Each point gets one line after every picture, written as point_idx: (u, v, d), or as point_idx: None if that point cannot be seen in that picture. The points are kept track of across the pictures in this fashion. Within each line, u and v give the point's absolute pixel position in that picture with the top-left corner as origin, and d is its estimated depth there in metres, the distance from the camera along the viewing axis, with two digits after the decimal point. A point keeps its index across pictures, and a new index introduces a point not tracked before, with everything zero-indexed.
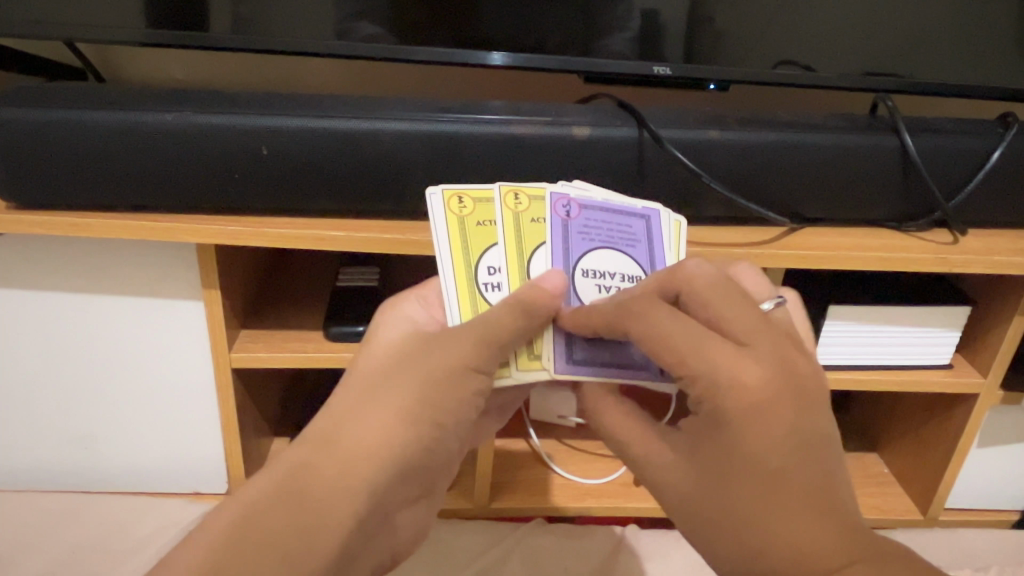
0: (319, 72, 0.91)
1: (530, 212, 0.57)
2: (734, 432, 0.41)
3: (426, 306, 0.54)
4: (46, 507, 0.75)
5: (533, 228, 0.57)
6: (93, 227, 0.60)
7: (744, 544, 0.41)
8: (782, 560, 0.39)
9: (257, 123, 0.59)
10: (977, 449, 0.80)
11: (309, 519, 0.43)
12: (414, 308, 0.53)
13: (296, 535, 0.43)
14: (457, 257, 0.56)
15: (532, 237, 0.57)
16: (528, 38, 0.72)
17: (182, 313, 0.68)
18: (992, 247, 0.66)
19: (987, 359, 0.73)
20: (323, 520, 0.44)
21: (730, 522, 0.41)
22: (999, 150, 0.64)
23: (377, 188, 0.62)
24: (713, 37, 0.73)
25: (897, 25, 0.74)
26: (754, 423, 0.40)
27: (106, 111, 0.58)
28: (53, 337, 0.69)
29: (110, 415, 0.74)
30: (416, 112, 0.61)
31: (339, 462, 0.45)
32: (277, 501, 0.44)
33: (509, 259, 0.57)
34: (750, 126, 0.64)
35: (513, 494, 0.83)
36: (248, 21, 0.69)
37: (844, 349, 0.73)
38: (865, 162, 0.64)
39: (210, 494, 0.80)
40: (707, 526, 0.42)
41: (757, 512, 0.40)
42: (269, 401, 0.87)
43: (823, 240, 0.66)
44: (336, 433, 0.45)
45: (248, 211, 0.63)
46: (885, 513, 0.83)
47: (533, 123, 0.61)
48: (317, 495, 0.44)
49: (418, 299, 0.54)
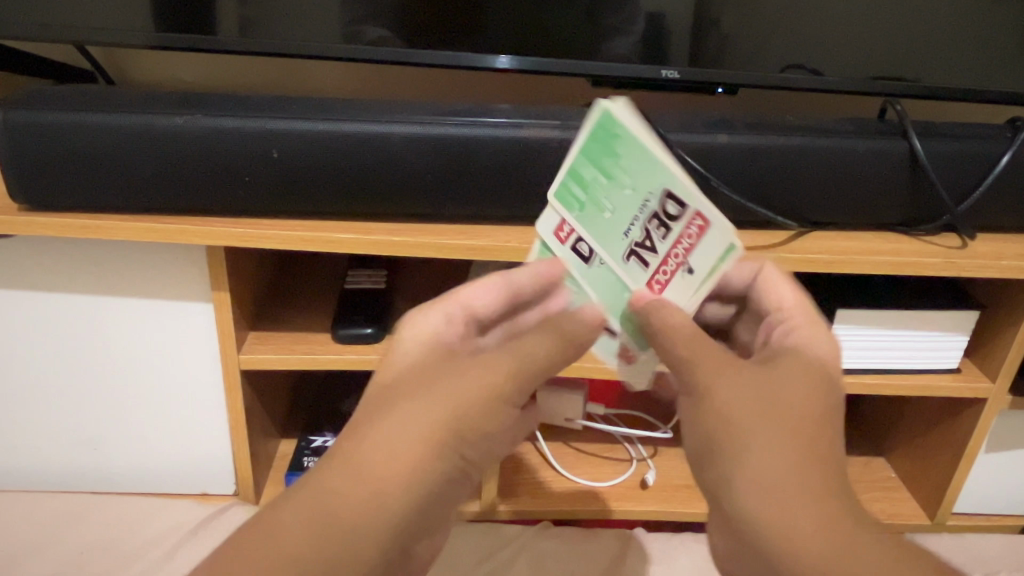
0: (327, 75, 0.91)
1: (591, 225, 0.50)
2: (808, 358, 0.46)
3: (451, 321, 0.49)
4: (55, 507, 0.75)
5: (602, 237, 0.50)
6: (103, 228, 0.61)
7: (790, 445, 0.41)
8: (819, 477, 0.40)
9: (266, 126, 0.59)
10: (985, 453, 0.80)
11: (336, 546, 0.40)
12: (434, 324, 0.49)
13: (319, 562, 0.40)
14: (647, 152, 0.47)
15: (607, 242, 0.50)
16: (536, 41, 0.72)
17: (192, 313, 0.68)
18: (1000, 251, 0.66)
19: (997, 363, 0.73)
20: (350, 542, 0.41)
21: (781, 420, 0.41)
22: (1007, 154, 0.64)
23: (386, 190, 0.62)
24: (719, 41, 0.73)
25: (904, 29, 0.74)
26: (826, 362, 0.46)
27: (119, 114, 0.58)
28: (62, 338, 0.69)
29: (118, 416, 0.74)
30: (426, 116, 0.61)
31: (365, 481, 0.41)
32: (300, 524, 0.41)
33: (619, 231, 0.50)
34: (758, 131, 0.64)
35: (520, 497, 0.83)
36: (256, 25, 0.69)
37: (852, 352, 0.73)
38: (873, 166, 0.64)
39: (219, 495, 0.80)
40: (754, 420, 0.42)
41: (807, 423, 0.42)
42: (276, 402, 0.87)
43: (832, 244, 0.65)
44: (361, 453, 0.42)
45: (258, 213, 0.64)
46: (893, 517, 0.83)
47: (543, 126, 0.62)
48: (343, 516, 0.41)
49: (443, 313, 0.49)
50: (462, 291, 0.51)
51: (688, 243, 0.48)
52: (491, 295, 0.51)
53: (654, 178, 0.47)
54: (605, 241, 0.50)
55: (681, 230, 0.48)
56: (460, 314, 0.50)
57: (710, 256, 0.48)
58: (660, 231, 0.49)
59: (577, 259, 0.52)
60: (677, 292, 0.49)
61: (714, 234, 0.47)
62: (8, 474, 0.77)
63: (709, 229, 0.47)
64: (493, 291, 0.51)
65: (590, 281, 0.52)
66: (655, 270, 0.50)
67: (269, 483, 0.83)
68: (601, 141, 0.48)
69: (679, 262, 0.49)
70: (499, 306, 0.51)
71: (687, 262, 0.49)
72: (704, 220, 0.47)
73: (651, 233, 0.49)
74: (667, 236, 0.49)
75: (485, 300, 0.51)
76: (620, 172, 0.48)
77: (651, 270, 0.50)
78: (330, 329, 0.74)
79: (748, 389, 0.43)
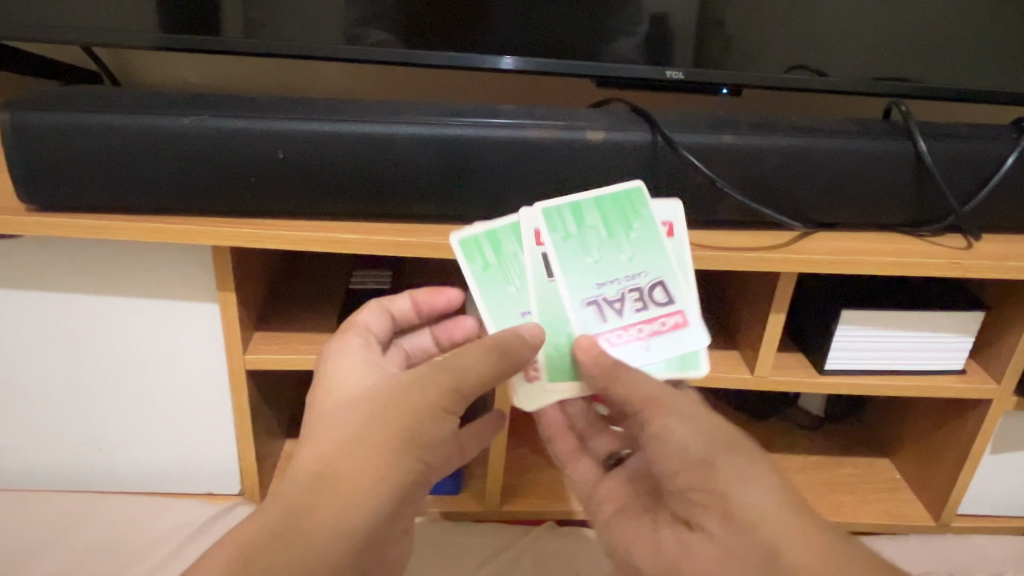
0: (330, 76, 0.91)
1: (577, 249, 0.58)
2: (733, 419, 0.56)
3: (368, 345, 0.57)
4: (59, 507, 0.75)
5: (587, 269, 0.58)
6: (109, 228, 0.61)
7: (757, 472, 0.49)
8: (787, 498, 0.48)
9: (272, 127, 0.59)
10: (990, 454, 0.80)
11: (312, 549, 0.45)
12: (354, 347, 0.56)
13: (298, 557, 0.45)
14: (649, 231, 0.60)
15: (585, 276, 0.58)
16: (539, 42, 0.72)
17: (197, 313, 0.69)
18: (1005, 252, 0.66)
19: (1002, 363, 0.73)
20: (322, 543, 0.46)
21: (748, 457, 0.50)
22: (1013, 155, 0.64)
23: (392, 191, 0.62)
24: (722, 42, 0.73)
25: (908, 29, 0.74)
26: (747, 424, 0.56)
27: (126, 115, 0.58)
28: (68, 337, 0.70)
29: (123, 416, 0.74)
30: (431, 116, 0.62)
31: (338, 487, 0.47)
32: (275, 528, 0.45)
33: (607, 273, 0.58)
34: (763, 131, 0.64)
35: (523, 497, 0.83)
36: (259, 26, 0.69)
37: (857, 353, 0.73)
38: (878, 167, 0.64)
39: (224, 496, 0.80)
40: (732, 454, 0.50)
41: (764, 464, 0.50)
42: (281, 403, 0.87)
43: (837, 245, 0.65)
44: (329, 464, 0.47)
45: (263, 214, 0.64)
46: (899, 519, 0.83)
47: (548, 128, 0.62)
48: (316, 521, 0.46)
49: (359, 339, 0.57)
50: (359, 316, 0.59)
51: (659, 327, 0.59)
52: (382, 320, 0.60)
53: (653, 263, 0.59)
54: (579, 278, 0.58)
55: (660, 313, 0.59)
56: (360, 335, 0.57)
57: (671, 351, 0.58)
58: (636, 302, 0.59)
59: (543, 268, 0.59)
60: (622, 350, 0.58)
61: (685, 336, 0.59)
62: (15, 473, 0.78)
63: (684, 328, 0.59)
64: (384, 317, 0.60)
65: (542, 293, 0.58)
66: (613, 325, 0.58)
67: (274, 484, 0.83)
68: (621, 203, 0.60)
69: (641, 334, 0.58)
70: (387, 329, 0.60)
71: (647, 339, 0.58)
72: (684, 318, 0.59)
73: (625, 300, 0.58)
74: (640, 310, 0.59)
75: (378, 324, 0.59)
76: (626, 240, 0.59)
77: (609, 320, 0.58)
78: (334, 329, 0.74)
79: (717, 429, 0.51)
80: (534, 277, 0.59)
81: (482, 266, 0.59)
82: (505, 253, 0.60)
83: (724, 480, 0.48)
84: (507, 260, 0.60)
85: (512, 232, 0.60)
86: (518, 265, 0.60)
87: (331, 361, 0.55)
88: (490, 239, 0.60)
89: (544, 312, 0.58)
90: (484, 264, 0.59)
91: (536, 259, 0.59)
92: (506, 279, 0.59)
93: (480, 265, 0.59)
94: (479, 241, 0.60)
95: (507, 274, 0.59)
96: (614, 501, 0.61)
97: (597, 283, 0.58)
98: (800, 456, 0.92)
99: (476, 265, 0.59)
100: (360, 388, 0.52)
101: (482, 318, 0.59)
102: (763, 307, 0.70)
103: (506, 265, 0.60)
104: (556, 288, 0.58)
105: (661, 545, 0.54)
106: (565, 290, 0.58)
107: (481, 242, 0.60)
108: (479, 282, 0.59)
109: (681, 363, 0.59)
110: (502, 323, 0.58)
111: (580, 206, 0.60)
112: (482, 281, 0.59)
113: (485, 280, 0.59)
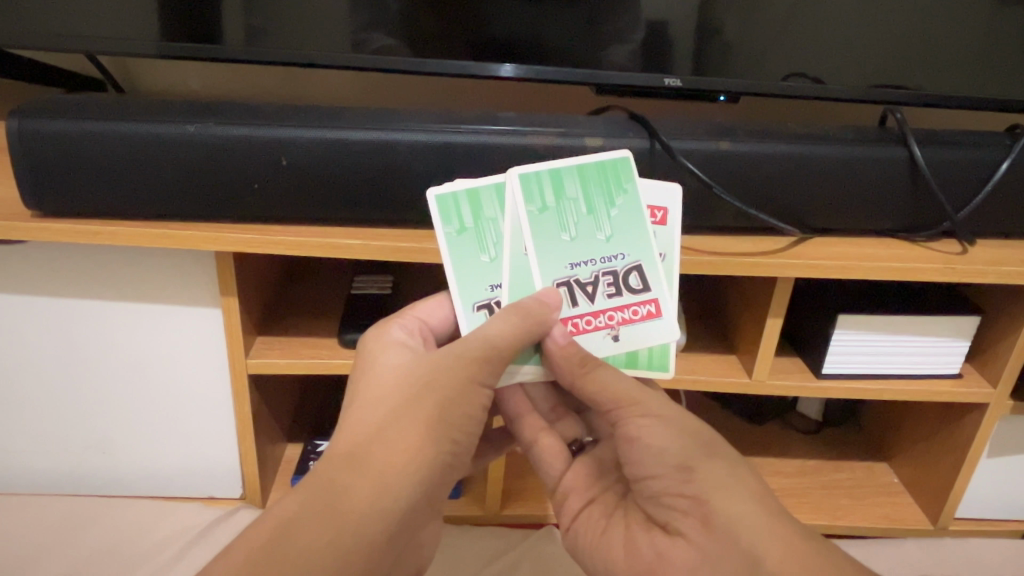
0: (334, 83, 0.92)
1: (552, 221, 0.57)
2: None
3: (407, 332, 0.56)
4: (63, 509, 0.76)
5: (561, 245, 0.56)
6: (116, 234, 0.61)
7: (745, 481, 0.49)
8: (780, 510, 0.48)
9: (274, 134, 0.60)
10: (988, 458, 0.80)
11: (346, 538, 0.46)
12: (396, 334, 0.55)
13: (325, 549, 0.45)
14: (634, 212, 0.58)
15: (556, 253, 0.56)
16: (540, 50, 0.73)
17: (202, 318, 0.69)
18: (1001, 257, 0.67)
19: (998, 369, 0.73)
20: (353, 529, 0.46)
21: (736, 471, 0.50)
22: (1008, 160, 0.65)
23: (394, 197, 0.63)
24: (720, 49, 0.74)
25: (905, 35, 0.74)
26: None
27: (133, 121, 0.59)
28: (73, 343, 0.70)
29: (126, 419, 0.75)
30: (433, 123, 0.62)
31: (367, 485, 0.47)
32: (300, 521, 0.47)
33: (582, 253, 0.57)
34: (759, 138, 0.64)
35: (523, 500, 0.84)
36: (264, 33, 0.70)
37: (854, 358, 0.73)
38: (876, 172, 0.65)
39: (225, 500, 0.80)
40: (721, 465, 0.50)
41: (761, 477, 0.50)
42: (283, 408, 0.88)
43: (834, 250, 0.66)
44: (356, 461, 0.48)
45: (267, 220, 0.65)
46: (897, 522, 0.83)
47: (546, 134, 0.63)
48: (348, 512, 0.46)
49: (400, 326, 0.56)
50: (418, 307, 0.58)
51: (629, 317, 0.57)
52: (444, 312, 0.59)
53: (630, 246, 0.57)
54: (553, 257, 0.56)
55: (633, 301, 0.57)
56: (415, 325, 0.57)
57: (639, 343, 0.57)
58: (608, 287, 0.57)
59: (519, 239, 0.56)
60: (589, 338, 0.56)
61: (656, 328, 0.57)
62: (18, 478, 0.78)
63: (655, 319, 0.57)
64: (447, 308, 0.59)
65: (515, 267, 0.56)
66: (582, 310, 0.56)
67: (276, 487, 0.83)
68: (605, 173, 0.58)
69: (610, 323, 0.57)
70: (439, 328, 0.59)
71: (616, 329, 0.57)
72: (657, 309, 0.57)
73: (598, 284, 0.57)
74: (612, 296, 0.57)
75: (439, 316, 0.59)
76: (606, 217, 0.57)
77: (579, 305, 0.56)
78: (337, 334, 0.75)
79: (710, 441, 0.51)
80: (511, 246, 0.56)
81: (458, 229, 0.57)
82: (484, 215, 0.57)
83: (723, 485, 0.49)
84: (485, 224, 0.57)
85: (495, 194, 0.57)
86: (495, 231, 0.57)
87: (373, 345, 0.54)
88: (469, 197, 0.57)
89: (513, 287, 0.56)
90: (459, 226, 0.57)
91: (515, 227, 0.57)
92: (481, 245, 0.57)
93: (456, 227, 0.57)
94: (457, 199, 0.57)
95: (483, 242, 0.57)
96: (580, 492, 0.57)
97: (570, 263, 0.56)
98: (798, 460, 0.92)
99: (451, 227, 0.57)
100: (385, 381, 0.51)
101: (452, 287, 0.57)
102: (760, 311, 0.70)
103: (481, 230, 0.57)
104: (529, 262, 0.56)
105: (637, 544, 0.52)
106: (538, 267, 0.56)
107: (459, 200, 0.57)
108: (452, 246, 0.57)
109: (648, 361, 0.58)
110: (470, 292, 0.57)
111: (560, 174, 0.58)
112: (455, 244, 0.57)
113: (458, 243, 0.57)
